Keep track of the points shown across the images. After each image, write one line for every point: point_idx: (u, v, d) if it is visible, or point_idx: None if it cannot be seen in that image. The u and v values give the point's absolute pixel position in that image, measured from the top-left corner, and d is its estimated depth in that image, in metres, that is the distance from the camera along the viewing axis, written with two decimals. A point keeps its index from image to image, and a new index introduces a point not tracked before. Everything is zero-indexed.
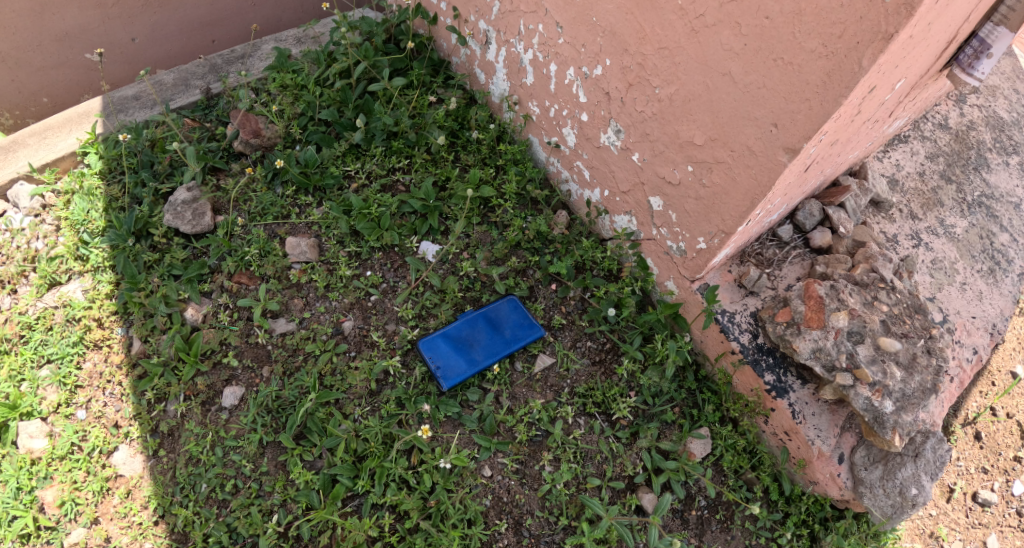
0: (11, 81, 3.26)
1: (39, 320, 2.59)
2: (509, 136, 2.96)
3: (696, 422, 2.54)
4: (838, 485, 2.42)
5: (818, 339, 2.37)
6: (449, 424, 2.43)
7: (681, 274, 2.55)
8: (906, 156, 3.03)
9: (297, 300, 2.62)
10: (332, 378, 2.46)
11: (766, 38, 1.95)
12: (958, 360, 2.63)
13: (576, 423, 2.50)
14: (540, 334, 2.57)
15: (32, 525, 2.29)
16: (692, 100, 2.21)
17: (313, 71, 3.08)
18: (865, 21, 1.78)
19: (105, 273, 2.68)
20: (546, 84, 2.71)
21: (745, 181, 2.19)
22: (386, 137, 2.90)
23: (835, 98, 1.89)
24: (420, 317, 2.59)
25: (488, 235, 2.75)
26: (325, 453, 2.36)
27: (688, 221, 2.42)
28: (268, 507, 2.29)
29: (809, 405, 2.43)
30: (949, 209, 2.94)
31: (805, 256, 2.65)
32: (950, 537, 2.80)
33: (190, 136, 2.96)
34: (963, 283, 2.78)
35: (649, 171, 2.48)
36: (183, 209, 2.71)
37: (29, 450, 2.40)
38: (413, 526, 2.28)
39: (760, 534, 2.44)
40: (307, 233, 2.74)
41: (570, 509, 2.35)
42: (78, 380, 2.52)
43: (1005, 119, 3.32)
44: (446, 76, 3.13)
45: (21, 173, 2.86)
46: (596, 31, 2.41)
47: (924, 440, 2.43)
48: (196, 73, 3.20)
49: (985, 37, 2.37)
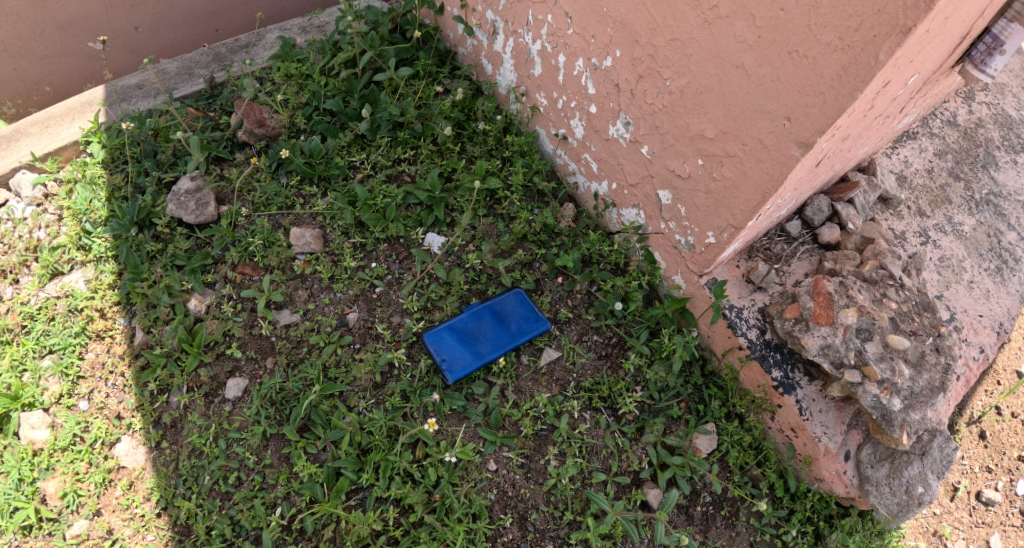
0: (12, 69, 3.23)
1: (41, 310, 2.58)
2: (515, 128, 2.92)
3: (702, 418, 2.53)
4: (843, 482, 2.40)
5: (826, 336, 2.34)
6: (454, 417, 2.42)
7: (689, 269, 2.52)
8: (914, 153, 3.01)
9: (302, 292, 2.60)
10: (336, 370, 2.44)
11: (781, 31, 1.92)
12: (965, 358, 2.61)
13: (582, 418, 2.48)
14: (546, 327, 2.54)
15: (33, 516, 2.28)
16: (704, 92, 2.19)
17: (317, 60, 3.05)
18: (883, 13, 1.75)
19: (107, 263, 2.66)
20: (554, 75, 2.69)
21: (757, 174, 2.16)
22: (391, 128, 2.88)
23: (850, 92, 1.87)
24: (425, 309, 2.58)
25: (494, 227, 2.74)
26: (329, 446, 2.34)
27: (697, 215, 2.40)
28: (271, 500, 2.28)
29: (817, 402, 2.41)
30: (957, 207, 2.91)
31: (813, 251, 2.63)
32: (954, 536, 2.79)
33: (193, 126, 2.94)
34: (970, 281, 2.76)
35: (658, 164, 2.45)
36: (185, 199, 2.67)
37: (31, 441, 2.38)
38: (417, 519, 2.27)
39: (764, 531, 2.44)
40: (312, 224, 2.71)
41: (575, 504, 2.34)
42: (80, 370, 2.50)
43: (1013, 116, 3.27)
44: (452, 67, 3.09)
45: (23, 162, 2.83)
46: (607, 22, 2.38)
47: (931, 439, 2.39)
48: (200, 61, 3.17)
49: (998, 33, 2.36)
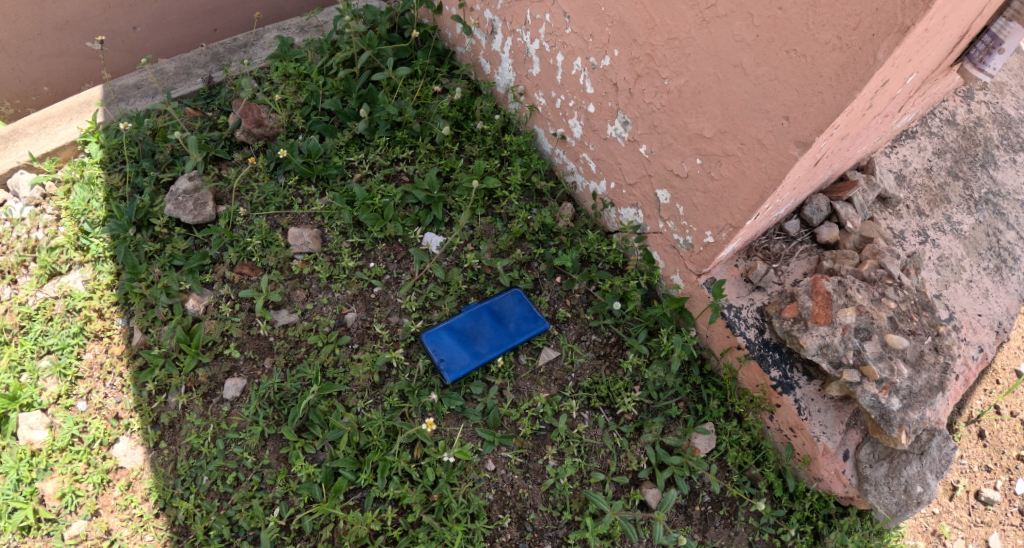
0: (10, 69, 3.23)
1: (39, 311, 2.57)
2: (514, 127, 2.92)
3: (701, 417, 2.52)
4: (842, 481, 2.40)
5: (825, 335, 2.33)
6: (452, 417, 2.42)
7: (687, 268, 2.52)
8: (913, 152, 3.01)
9: (300, 292, 2.59)
10: (334, 370, 2.44)
11: (779, 30, 1.92)
12: (964, 358, 2.61)
13: (580, 417, 2.48)
14: (544, 327, 2.54)
15: (32, 517, 2.28)
16: (702, 91, 2.18)
17: (315, 60, 3.04)
18: (881, 13, 1.75)
19: (105, 263, 2.65)
20: (553, 75, 2.68)
21: (755, 174, 2.16)
22: (390, 127, 2.88)
23: (848, 91, 1.87)
24: (423, 309, 2.57)
25: (492, 227, 2.74)
26: (327, 446, 2.34)
27: (695, 214, 2.40)
28: (270, 500, 2.28)
29: (815, 401, 2.41)
30: (955, 206, 2.91)
31: (811, 251, 2.63)
32: (952, 535, 2.79)
33: (191, 126, 2.93)
34: (969, 280, 2.76)
35: (656, 164, 2.45)
36: (183, 199, 2.67)
37: (29, 442, 2.38)
38: (415, 519, 2.27)
39: (763, 530, 2.43)
40: (310, 224, 2.71)
41: (574, 504, 2.34)
42: (78, 371, 2.50)
43: (1012, 115, 3.27)
44: (450, 66, 3.09)
45: (20, 162, 2.82)
46: (605, 22, 2.38)
47: (930, 438, 2.39)
48: (199, 61, 3.17)
49: (997, 32, 2.35)
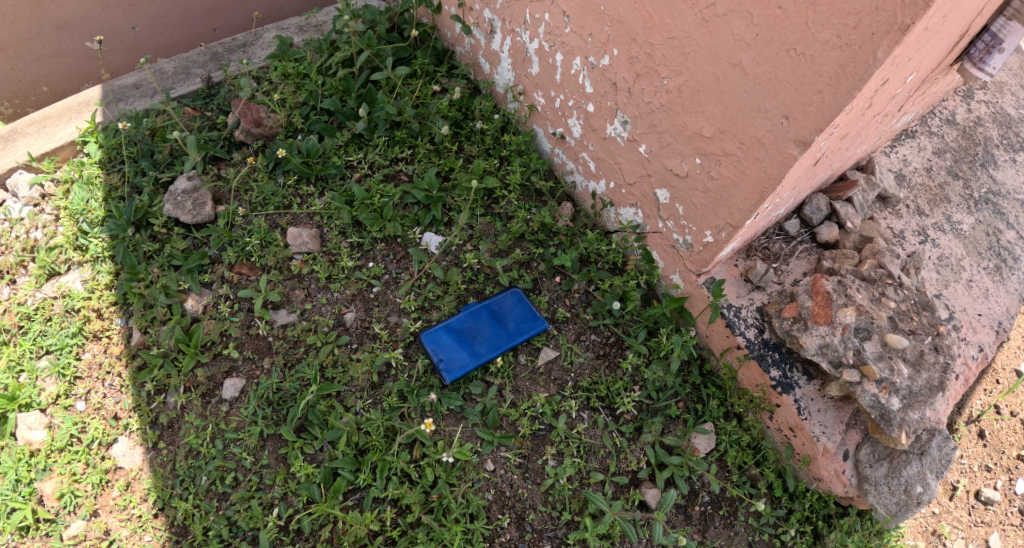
0: (10, 69, 3.22)
1: (38, 311, 2.57)
2: (513, 127, 2.92)
3: (700, 417, 2.52)
4: (842, 481, 2.40)
5: (824, 335, 2.33)
6: (451, 417, 2.41)
7: (687, 268, 2.52)
8: (913, 152, 3.00)
9: (299, 291, 2.59)
10: (333, 370, 2.44)
11: (779, 29, 1.91)
12: (964, 357, 2.60)
13: (580, 417, 2.48)
14: (543, 327, 2.54)
15: (30, 517, 2.28)
16: (701, 91, 2.18)
17: (314, 59, 3.04)
18: (881, 11, 1.74)
19: (104, 263, 2.65)
20: (552, 74, 2.68)
21: (755, 173, 2.16)
22: (389, 127, 2.87)
23: (848, 90, 1.86)
24: (422, 309, 2.57)
25: (491, 226, 2.74)
26: (326, 446, 2.34)
27: (695, 214, 2.39)
28: (269, 500, 2.28)
29: (815, 401, 2.40)
30: (955, 206, 2.90)
31: (811, 250, 2.63)
32: (952, 535, 2.79)
33: (190, 125, 2.93)
34: (969, 280, 2.75)
35: (656, 163, 2.45)
36: (183, 199, 2.67)
37: (28, 442, 2.38)
38: (414, 519, 2.27)
39: (763, 530, 2.43)
40: (309, 224, 2.71)
41: (573, 504, 2.34)
42: (77, 371, 2.49)
43: (1012, 115, 3.26)
44: (449, 66, 3.09)
45: (20, 162, 2.81)
46: (604, 21, 2.38)
47: (930, 438, 2.38)
48: (198, 61, 3.16)
49: (997, 31, 2.35)
